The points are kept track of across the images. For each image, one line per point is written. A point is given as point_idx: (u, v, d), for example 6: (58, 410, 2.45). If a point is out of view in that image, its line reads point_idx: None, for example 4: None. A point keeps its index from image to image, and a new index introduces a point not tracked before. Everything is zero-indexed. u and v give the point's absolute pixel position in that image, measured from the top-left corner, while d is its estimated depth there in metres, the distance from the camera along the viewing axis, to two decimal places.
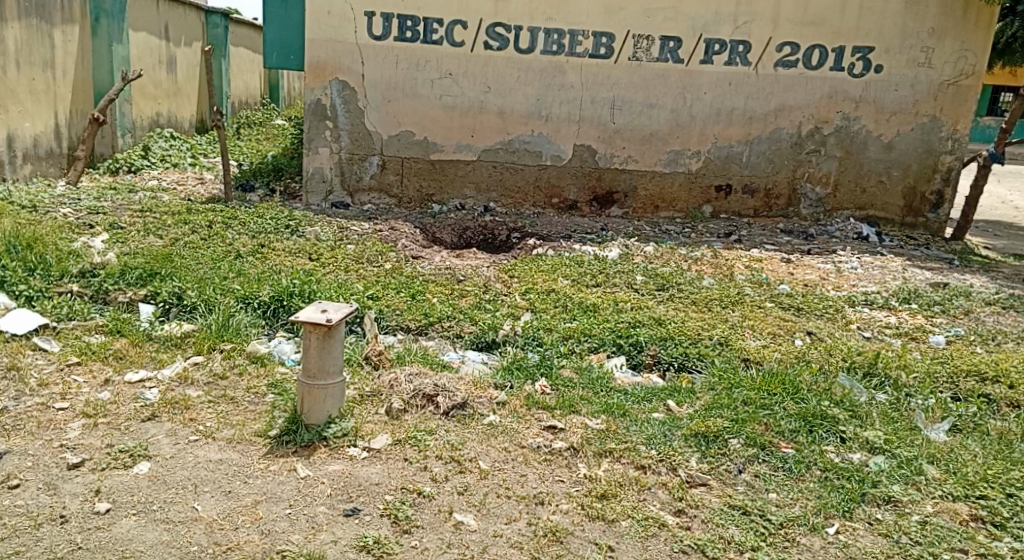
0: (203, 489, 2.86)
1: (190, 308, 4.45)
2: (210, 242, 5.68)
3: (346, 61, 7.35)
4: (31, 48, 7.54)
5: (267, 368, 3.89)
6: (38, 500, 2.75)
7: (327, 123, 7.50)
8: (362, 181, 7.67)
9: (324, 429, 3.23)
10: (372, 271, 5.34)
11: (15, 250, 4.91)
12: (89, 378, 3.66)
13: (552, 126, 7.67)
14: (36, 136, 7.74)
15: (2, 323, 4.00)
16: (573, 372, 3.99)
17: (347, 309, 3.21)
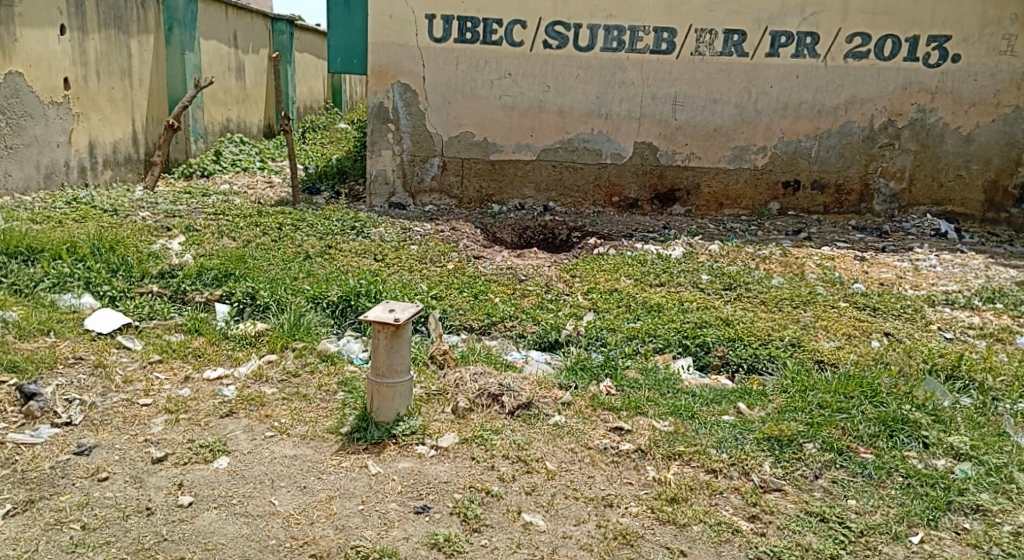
0: (280, 484, 2.93)
1: (263, 308, 4.58)
2: (281, 244, 5.83)
3: (407, 64, 7.43)
4: (110, 58, 7.85)
5: (337, 366, 3.97)
6: (126, 492, 2.86)
7: (389, 126, 7.59)
8: (424, 182, 7.74)
9: (393, 427, 3.27)
10: (435, 272, 5.39)
11: (99, 252, 5.12)
12: (170, 375, 3.80)
13: (612, 124, 7.61)
14: (116, 142, 8.06)
15: (89, 322, 4.18)
16: (639, 373, 3.96)
17: (413, 309, 3.24)
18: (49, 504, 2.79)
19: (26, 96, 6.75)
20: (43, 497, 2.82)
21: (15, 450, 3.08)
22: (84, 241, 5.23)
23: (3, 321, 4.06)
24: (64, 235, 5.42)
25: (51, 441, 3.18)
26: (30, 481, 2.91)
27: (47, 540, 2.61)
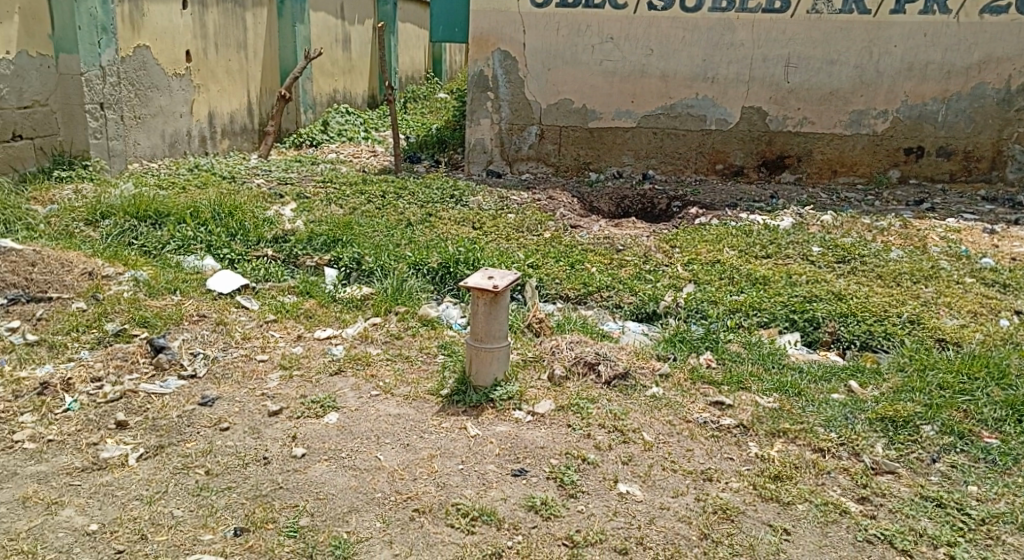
0: (385, 441, 3.04)
1: (367, 273, 4.72)
2: (384, 211, 5.97)
3: (508, 30, 7.40)
4: (227, 31, 8.18)
5: (436, 331, 4.05)
6: (245, 442, 3.03)
7: (488, 94, 7.60)
8: (522, 150, 7.73)
9: (491, 391, 3.32)
10: (532, 240, 5.40)
11: (219, 217, 5.39)
12: (284, 333, 3.98)
13: (718, 88, 7.36)
14: (232, 113, 8.44)
15: (210, 283, 4.43)
16: (741, 347, 3.85)
17: (512, 276, 3.26)
18: (177, 450, 2.99)
19: (153, 68, 7.13)
20: (171, 443, 3.03)
21: (147, 399, 3.31)
22: (206, 206, 5.52)
23: (136, 279, 4.34)
24: (187, 200, 5.73)
25: (178, 392, 3.40)
26: (160, 428, 3.12)
27: (176, 483, 2.80)
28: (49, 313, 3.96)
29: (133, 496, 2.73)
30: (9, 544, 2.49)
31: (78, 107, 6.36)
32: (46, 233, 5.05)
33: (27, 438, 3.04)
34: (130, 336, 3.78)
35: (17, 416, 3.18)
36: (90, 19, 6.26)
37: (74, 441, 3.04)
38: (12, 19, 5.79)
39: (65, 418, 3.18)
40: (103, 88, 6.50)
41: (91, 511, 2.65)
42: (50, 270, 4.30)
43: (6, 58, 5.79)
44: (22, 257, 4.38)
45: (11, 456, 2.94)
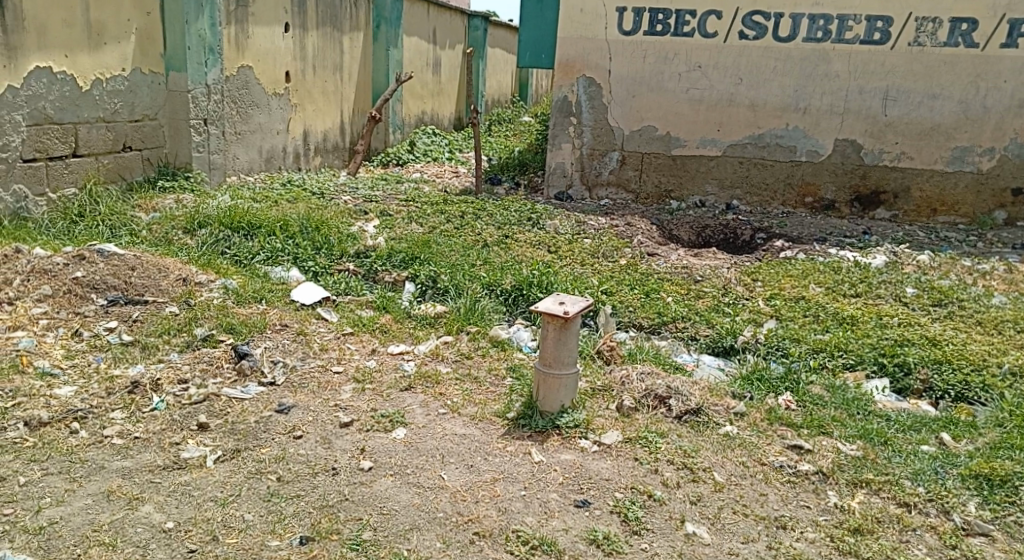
0: (449, 460, 3.02)
1: (443, 291, 4.76)
2: (462, 231, 6.01)
3: (594, 58, 7.39)
4: (324, 52, 8.48)
5: (506, 353, 4.03)
6: (316, 451, 3.07)
7: (571, 119, 7.59)
8: (602, 176, 7.67)
9: (557, 418, 3.26)
10: (608, 267, 5.33)
11: (306, 231, 5.55)
12: (360, 346, 4.04)
13: (811, 120, 7.15)
14: (325, 131, 8.73)
15: (294, 294, 4.54)
16: (824, 390, 3.68)
17: (584, 303, 3.22)
18: (252, 455, 3.05)
19: (255, 87, 7.44)
20: (247, 447, 3.09)
21: (228, 403, 3.40)
22: (295, 220, 5.68)
23: (225, 287, 4.48)
24: (278, 214, 5.91)
25: (257, 398, 3.47)
26: (237, 432, 3.19)
27: (249, 487, 2.85)
28: (143, 315, 4.12)
29: (208, 497, 2.79)
30: (92, 535, 2.57)
31: (183, 123, 6.65)
32: (147, 240, 5.30)
33: (115, 434, 3.15)
34: (217, 341, 3.90)
35: (107, 412, 3.31)
36: (199, 40, 6.55)
37: (158, 439, 3.13)
38: (129, 37, 6.10)
39: (152, 417, 3.29)
40: (208, 104, 6.81)
41: (169, 509, 2.72)
42: (148, 274, 4.48)
43: (121, 74, 6.08)
44: (124, 261, 4.58)
45: (100, 450, 3.05)
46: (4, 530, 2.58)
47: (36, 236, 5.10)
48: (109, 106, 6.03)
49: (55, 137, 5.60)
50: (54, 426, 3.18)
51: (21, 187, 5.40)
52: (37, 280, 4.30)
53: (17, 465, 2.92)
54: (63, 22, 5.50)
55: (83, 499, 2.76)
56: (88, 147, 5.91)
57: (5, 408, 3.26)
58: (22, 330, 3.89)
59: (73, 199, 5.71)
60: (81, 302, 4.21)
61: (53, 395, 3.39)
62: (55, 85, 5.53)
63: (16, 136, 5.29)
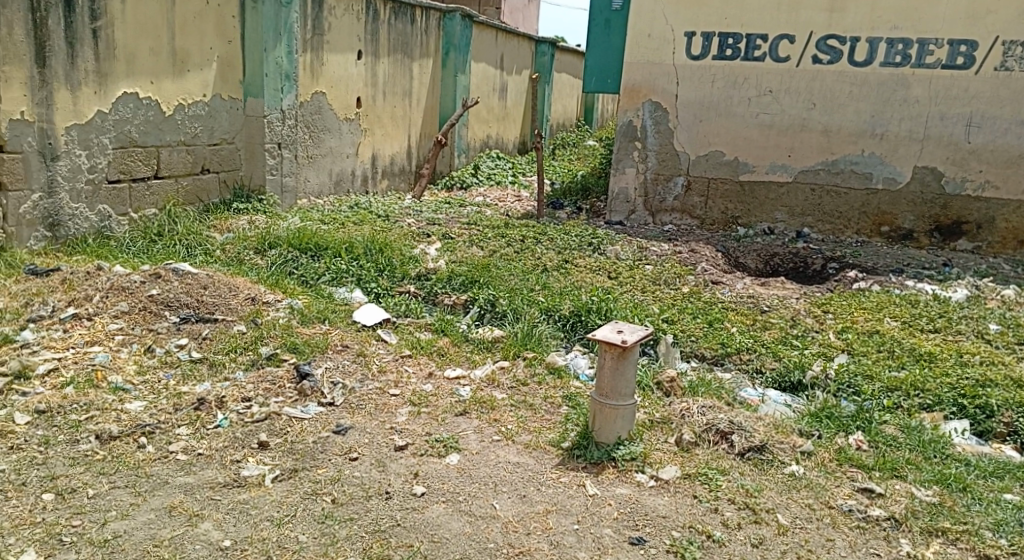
0: (502, 489, 2.96)
1: (501, 315, 4.72)
2: (522, 256, 5.97)
3: (661, 82, 7.30)
4: (394, 79, 8.64)
5: (563, 381, 3.96)
6: (370, 474, 3.05)
7: (635, 144, 7.49)
8: (666, 201, 7.55)
9: (613, 449, 3.16)
10: (670, 294, 5.21)
11: (369, 252, 5.61)
12: (417, 369, 4.02)
13: (888, 146, 6.90)
14: (392, 155, 8.87)
15: (356, 315, 4.57)
16: (898, 431, 3.48)
17: (642, 331, 3.13)
18: (309, 475, 3.05)
19: (327, 113, 7.60)
20: (304, 467, 3.09)
21: (289, 422, 3.41)
22: (359, 242, 5.75)
23: (291, 306, 4.53)
24: (344, 236, 6.00)
25: (316, 418, 3.47)
26: (296, 452, 3.19)
27: (304, 508, 2.84)
28: (213, 333, 4.15)
29: (265, 516, 2.78)
30: (153, 550, 2.57)
31: (259, 147, 6.81)
32: (220, 259, 5.43)
33: (180, 450, 3.17)
34: (280, 361, 3.93)
35: (173, 428, 3.33)
36: (276, 68, 6.74)
37: (220, 456, 3.15)
38: (211, 65, 6.29)
39: (215, 433, 3.31)
40: (282, 129, 6.97)
41: (227, 527, 2.72)
42: (219, 292, 4.56)
43: (202, 100, 6.27)
44: (197, 279, 4.64)
45: (164, 465, 3.07)
46: (71, 541, 2.60)
47: (117, 254, 5.26)
48: (190, 130, 6.22)
49: (139, 159, 5.80)
50: (123, 440, 3.21)
51: (106, 207, 5.58)
52: (115, 297, 4.35)
53: (87, 477, 2.95)
54: (151, 50, 5.70)
55: (146, 513, 2.76)
56: (169, 170, 6.10)
57: (79, 421, 3.31)
58: (98, 345, 3.95)
59: (153, 220, 5.90)
60: (155, 319, 4.24)
61: (123, 410, 3.42)
62: (140, 110, 5.72)
63: (103, 158, 5.50)
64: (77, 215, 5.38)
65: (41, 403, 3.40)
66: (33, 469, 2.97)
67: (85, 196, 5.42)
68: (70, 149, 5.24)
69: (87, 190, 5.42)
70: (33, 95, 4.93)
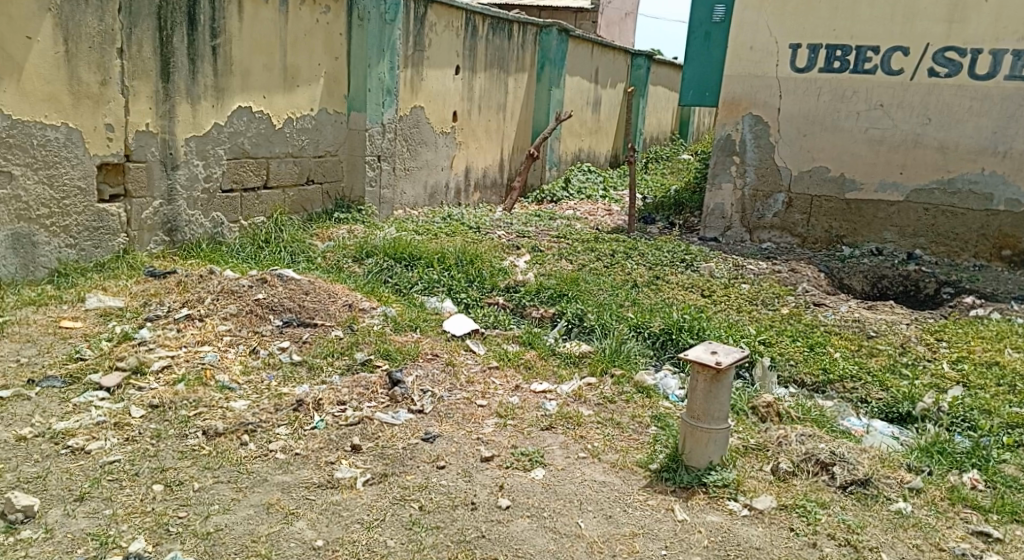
0: (588, 508, 2.89)
1: (589, 330, 4.65)
2: (612, 270, 5.89)
3: (762, 95, 7.09)
4: (489, 93, 8.73)
5: (652, 400, 3.86)
6: (457, 484, 3.04)
7: (733, 158, 7.29)
8: (765, 218, 7.31)
9: (704, 474, 3.05)
10: (767, 315, 5.02)
11: (461, 264, 5.65)
12: (504, 381, 4.00)
13: (1011, 164, 6.49)
14: (485, 168, 8.96)
15: (446, 324, 4.60)
16: (1020, 472, 3.24)
17: (738, 354, 3.02)
18: (397, 481, 3.06)
19: (424, 127, 7.74)
20: (393, 473, 3.11)
21: (380, 427, 3.43)
22: (451, 253, 5.80)
23: (385, 314, 4.60)
24: (437, 246, 6.07)
25: (406, 425, 3.49)
26: (386, 457, 3.22)
27: (392, 513, 2.85)
28: (312, 337, 4.24)
29: (355, 518, 2.81)
30: (250, 545, 2.62)
31: (360, 159, 6.98)
32: (320, 266, 5.57)
33: (279, 449, 3.24)
34: (374, 366, 3.97)
35: (273, 427, 3.40)
36: (379, 83, 6.89)
37: (316, 457, 3.20)
38: (318, 81, 6.50)
39: (312, 435, 3.36)
40: (382, 142, 7.12)
41: (320, 527, 2.75)
42: (319, 298, 4.65)
43: (309, 114, 6.47)
44: (299, 285, 4.76)
45: (265, 463, 3.13)
46: (177, 531, 2.66)
47: (228, 259, 5.48)
48: (297, 143, 6.41)
49: (250, 170, 6.02)
50: (226, 437, 3.29)
51: (219, 214, 5.82)
52: (225, 300, 4.48)
53: (193, 471, 3.03)
54: (264, 66, 5.92)
55: (246, 509, 2.82)
56: (277, 180, 6.30)
57: (188, 416, 3.40)
58: (207, 344, 4.07)
59: (261, 227, 6.12)
60: (260, 322, 4.36)
61: (228, 407, 3.51)
62: (253, 123, 5.94)
63: (218, 168, 5.73)
64: (193, 221, 5.62)
65: (154, 398, 3.51)
66: (145, 461, 3.06)
67: (201, 204, 5.66)
68: (189, 159, 5.48)
69: (203, 198, 5.66)
70: (158, 108, 5.19)
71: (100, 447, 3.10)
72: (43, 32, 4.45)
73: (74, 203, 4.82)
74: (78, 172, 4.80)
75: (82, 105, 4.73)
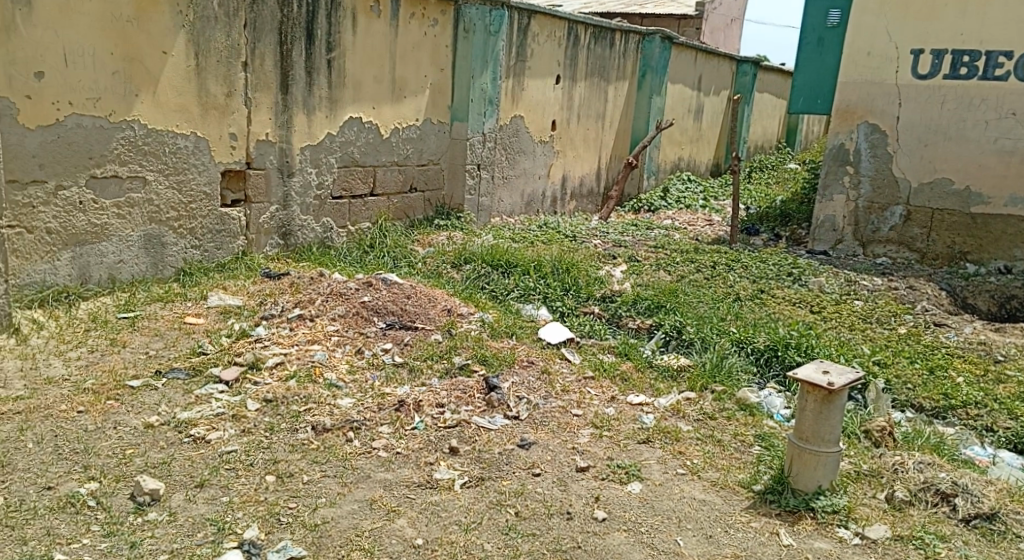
0: (687, 526, 2.83)
1: (688, 343, 4.56)
2: (713, 283, 5.77)
3: (880, 103, 6.78)
4: (590, 102, 8.73)
5: (755, 419, 3.75)
6: (553, 492, 3.03)
7: (847, 169, 7.02)
8: (880, 232, 7.00)
9: (812, 499, 2.94)
10: (882, 334, 4.80)
11: (557, 271, 5.66)
12: (600, 392, 3.98)
13: None
14: (582, 177, 8.96)
15: (542, 332, 4.61)
16: None
17: (852, 374, 2.90)
18: (494, 485, 3.08)
19: (524, 136, 7.80)
20: (490, 477, 3.14)
21: (477, 431, 3.48)
22: (548, 261, 5.81)
23: (483, 320, 4.65)
24: (534, 254, 6.10)
25: (502, 430, 3.52)
26: (483, 461, 3.25)
27: (489, 517, 2.87)
28: (413, 340, 4.33)
29: (453, 520, 2.85)
30: (355, 539, 2.70)
31: (461, 168, 7.10)
32: (421, 271, 5.70)
33: (382, 447, 3.32)
34: (471, 371, 4.01)
35: (376, 426, 3.48)
36: (482, 93, 7.00)
37: (416, 457, 3.26)
38: (424, 92, 6.66)
39: (413, 435, 3.43)
40: (483, 151, 7.23)
41: (419, 526, 2.80)
42: (420, 302, 4.75)
43: (415, 124, 6.63)
44: (401, 289, 4.89)
45: (368, 460, 3.22)
46: (287, 521, 2.77)
47: (336, 262, 5.68)
48: (402, 152, 6.58)
49: (358, 178, 6.22)
50: (333, 433, 3.40)
51: (329, 220, 6.04)
52: (333, 301, 4.64)
53: (303, 464, 3.14)
54: (375, 78, 6.11)
55: (351, 504, 2.91)
56: (383, 188, 6.48)
57: (298, 411, 3.53)
58: (316, 343, 4.22)
59: (367, 233, 6.31)
60: (365, 323, 4.49)
61: (336, 405, 3.63)
62: (362, 133, 6.14)
63: (330, 175, 5.95)
64: (305, 225, 5.86)
65: (268, 392, 3.66)
66: (259, 452, 3.20)
67: (313, 209, 5.89)
68: (303, 167, 5.72)
69: (315, 204, 5.89)
70: (276, 118, 5.44)
71: (218, 438, 3.27)
72: (177, 47, 4.73)
73: (200, 207, 5.10)
74: (203, 179, 5.08)
75: (209, 115, 5.01)
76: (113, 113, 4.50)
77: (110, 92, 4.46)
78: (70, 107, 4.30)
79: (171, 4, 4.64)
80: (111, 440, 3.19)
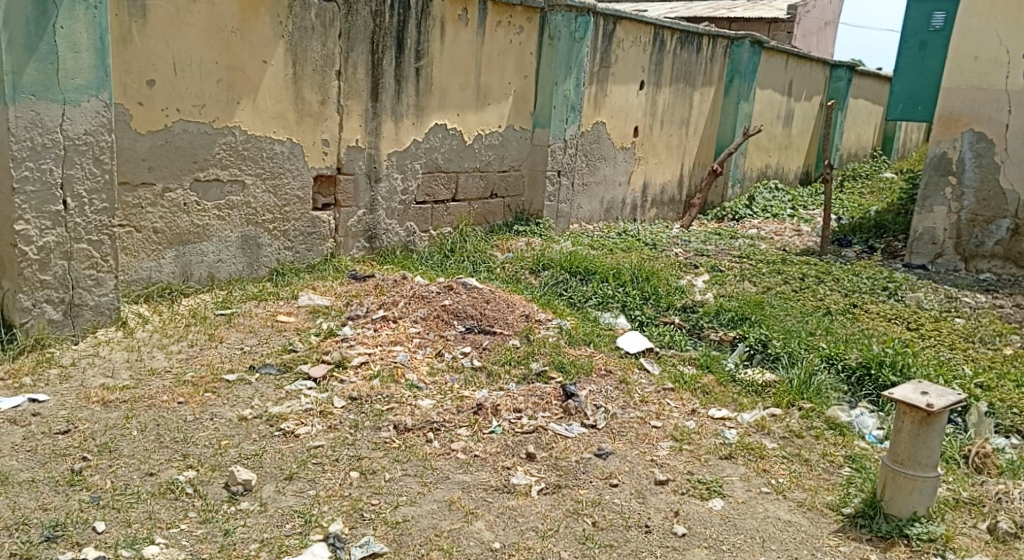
0: (771, 547, 2.76)
1: (773, 357, 4.43)
2: (801, 295, 5.60)
3: (988, 110, 6.45)
4: (673, 108, 8.62)
5: (845, 439, 3.63)
6: (631, 504, 3.00)
7: (949, 179, 6.70)
8: (984, 247, 6.68)
9: (906, 525, 2.81)
10: (985, 354, 4.56)
11: (637, 280, 5.60)
12: (679, 404, 3.92)
13: None
14: (664, 184, 8.85)
15: (620, 341, 4.58)
16: None
17: (954, 396, 2.77)
18: (571, 494, 3.07)
19: (605, 142, 7.76)
20: (567, 485, 3.12)
21: (554, 438, 3.47)
22: (627, 269, 5.75)
23: (561, 326, 4.65)
24: (615, 262, 6.05)
25: (579, 438, 3.50)
26: (560, 468, 3.24)
27: (566, 525, 2.86)
28: (492, 344, 4.36)
29: (530, 526, 2.85)
30: (434, 539, 2.73)
31: (542, 174, 7.13)
32: (501, 277, 5.73)
33: (460, 449, 3.35)
34: (549, 378, 4.01)
35: (455, 428, 3.52)
36: (565, 99, 6.99)
37: (493, 460, 3.28)
38: (508, 99, 6.71)
39: (490, 439, 3.45)
40: (564, 157, 7.23)
41: (497, 530, 2.82)
42: (499, 307, 4.79)
43: (497, 131, 6.69)
44: (481, 294, 4.93)
45: (448, 461, 3.26)
46: (370, 517, 2.83)
47: (418, 266, 5.78)
48: (485, 158, 6.65)
49: (441, 183, 6.31)
50: (414, 433, 3.46)
51: (413, 224, 6.15)
52: (415, 304, 4.73)
53: (385, 462, 3.21)
54: (461, 85, 6.20)
55: (430, 503, 2.95)
56: (465, 194, 6.56)
57: (381, 410, 3.61)
58: (399, 344, 4.30)
59: (449, 237, 6.41)
60: (445, 326, 4.55)
61: (417, 405, 3.69)
62: (446, 140, 6.23)
63: (415, 181, 6.06)
64: (390, 229, 5.98)
65: (353, 391, 3.75)
66: (345, 448, 3.29)
67: (397, 214, 6.01)
68: (390, 172, 5.84)
69: (400, 208, 6.01)
70: (366, 125, 5.58)
71: (307, 432, 3.37)
72: (276, 56, 4.92)
73: (293, 210, 5.27)
74: (297, 183, 5.25)
75: (304, 122, 5.18)
76: (216, 120, 4.71)
77: (214, 100, 4.67)
78: (177, 113, 4.52)
79: (271, 14, 4.83)
80: (208, 431, 3.33)
